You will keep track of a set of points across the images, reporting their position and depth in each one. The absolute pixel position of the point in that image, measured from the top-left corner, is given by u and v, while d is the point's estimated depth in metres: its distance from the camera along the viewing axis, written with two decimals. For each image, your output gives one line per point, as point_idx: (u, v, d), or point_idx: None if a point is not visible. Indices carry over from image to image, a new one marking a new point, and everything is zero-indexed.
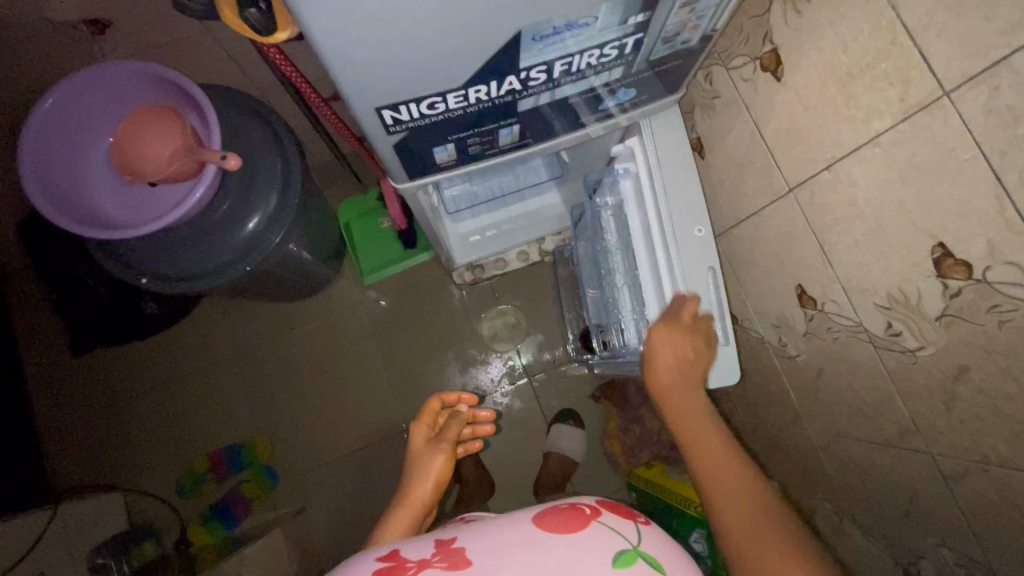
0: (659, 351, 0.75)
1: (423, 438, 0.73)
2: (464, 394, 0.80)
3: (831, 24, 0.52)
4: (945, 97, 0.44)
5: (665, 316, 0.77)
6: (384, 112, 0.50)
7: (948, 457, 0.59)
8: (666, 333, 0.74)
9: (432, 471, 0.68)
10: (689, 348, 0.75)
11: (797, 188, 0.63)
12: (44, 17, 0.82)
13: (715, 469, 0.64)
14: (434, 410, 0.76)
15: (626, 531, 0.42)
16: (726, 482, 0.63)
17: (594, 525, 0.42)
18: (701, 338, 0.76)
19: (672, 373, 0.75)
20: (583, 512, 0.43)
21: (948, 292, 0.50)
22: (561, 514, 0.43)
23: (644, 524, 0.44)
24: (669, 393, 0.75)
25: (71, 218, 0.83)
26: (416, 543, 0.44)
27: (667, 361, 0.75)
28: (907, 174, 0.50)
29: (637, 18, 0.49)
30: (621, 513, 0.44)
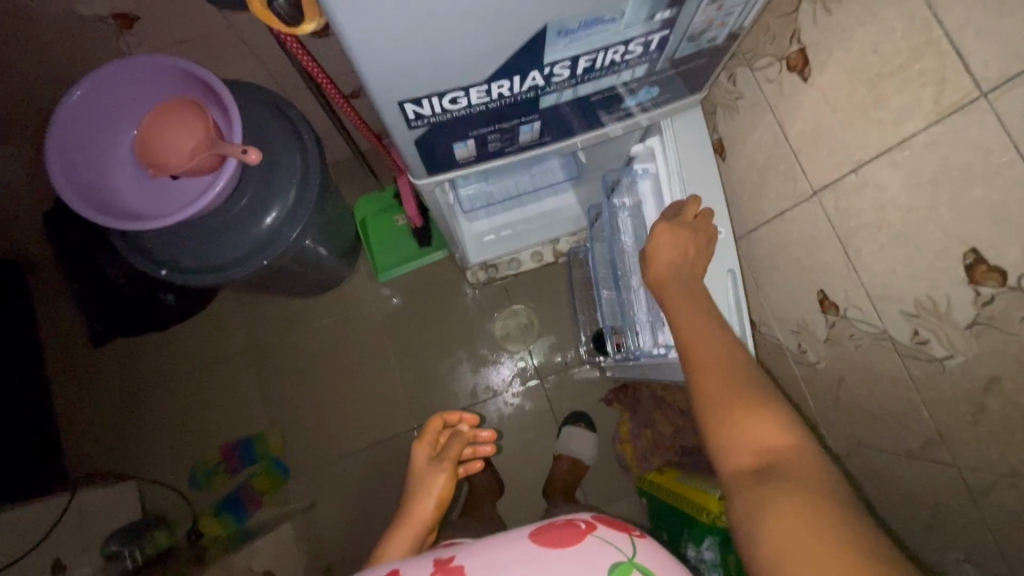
0: (659, 247, 0.72)
1: (425, 457, 0.73)
2: (466, 414, 0.79)
3: (862, 23, 0.51)
4: (981, 98, 0.43)
5: (665, 216, 0.74)
6: (406, 106, 0.50)
7: (975, 471, 0.57)
8: (668, 232, 0.71)
9: (433, 491, 0.68)
10: (690, 245, 0.73)
11: (821, 191, 0.62)
12: (74, 11, 0.83)
13: (699, 338, 0.63)
14: (436, 429, 0.76)
15: (620, 542, 0.41)
16: (705, 345, 0.62)
17: (588, 539, 0.41)
18: (702, 237, 0.74)
19: (672, 266, 0.72)
20: (577, 527, 0.43)
21: (980, 299, 0.48)
22: (555, 531, 0.42)
23: (639, 536, 0.43)
24: (664, 284, 0.71)
25: (94, 207, 0.84)
26: (416, 562, 0.44)
27: (666, 256, 0.71)
28: (939, 178, 0.48)
29: (664, 14, 0.48)
30: (617, 527, 0.43)
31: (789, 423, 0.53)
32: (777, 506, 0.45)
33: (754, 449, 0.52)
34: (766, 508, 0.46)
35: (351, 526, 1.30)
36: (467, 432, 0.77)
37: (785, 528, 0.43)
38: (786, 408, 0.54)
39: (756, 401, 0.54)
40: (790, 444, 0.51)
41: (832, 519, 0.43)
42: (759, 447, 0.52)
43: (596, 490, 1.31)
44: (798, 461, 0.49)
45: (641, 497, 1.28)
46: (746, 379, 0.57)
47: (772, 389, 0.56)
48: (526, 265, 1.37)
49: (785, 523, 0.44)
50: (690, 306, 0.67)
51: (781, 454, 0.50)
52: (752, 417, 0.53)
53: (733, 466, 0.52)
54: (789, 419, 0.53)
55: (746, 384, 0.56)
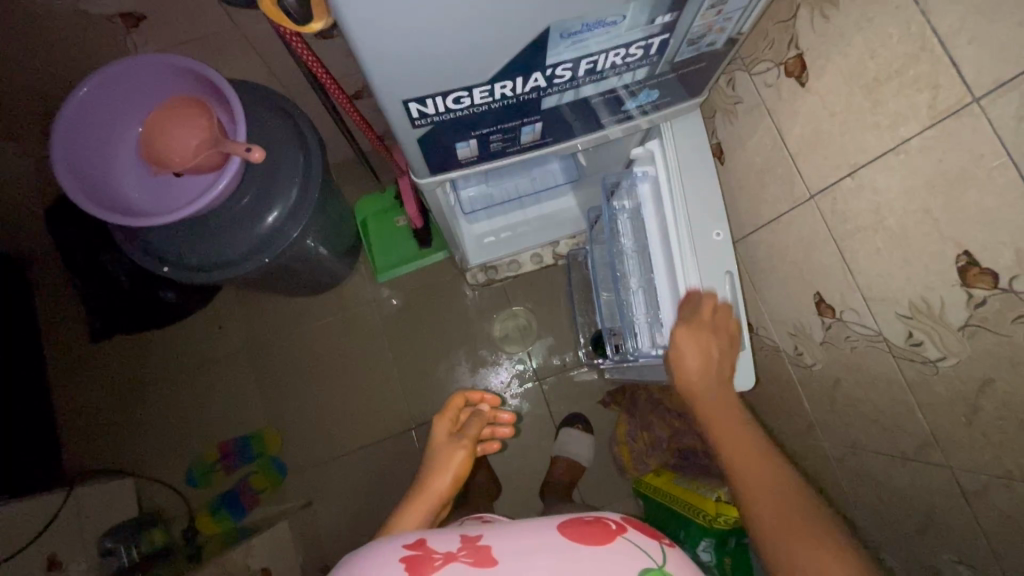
0: (685, 355, 0.74)
1: (444, 432, 0.74)
2: (487, 394, 0.81)
3: (859, 29, 0.52)
4: (975, 103, 0.44)
5: (682, 316, 0.76)
6: (411, 105, 0.50)
7: (969, 472, 0.58)
8: (689, 335, 0.74)
9: (451, 465, 0.68)
10: (714, 347, 0.74)
11: (818, 194, 0.63)
12: (81, 10, 0.84)
13: (749, 469, 0.64)
14: (457, 406, 0.77)
15: (651, 550, 0.41)
16: (757, 478, 0.63)
17: (618, 541, 0.42)
18: (725, 335, 0.76)
19: (701, 376, 0.74)
20: (608, 527, 0.43)
21: (973, 302, 0.49)
22: (585, 527, 0.43)
23: (669, 546, 0.43)
24: (698, 395, 0.74)
25: (97, 203, 0.85)
26: (442, 535, 0.44)
27: (695, 366, 0.74)
28: (933, 181, 0.49)
29: (664, 18, 0.49)
30: (645, 532, 0.44)
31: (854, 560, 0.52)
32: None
33: None
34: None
35: (349, 525, 1.31)
36: (487, 411, 0.78)
37: None
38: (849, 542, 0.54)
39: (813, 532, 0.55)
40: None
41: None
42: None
43: (593, 492, 1.31)
44: None
45: (638, 499, 1.29)
46: (804, 513, 0.57)
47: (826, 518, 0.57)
48: (526, 267, 1.37)
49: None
50: (730, 429, 0.70)
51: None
52: (812, 554, 0.53)
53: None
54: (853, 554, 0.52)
55: (804, 519, 0.57)
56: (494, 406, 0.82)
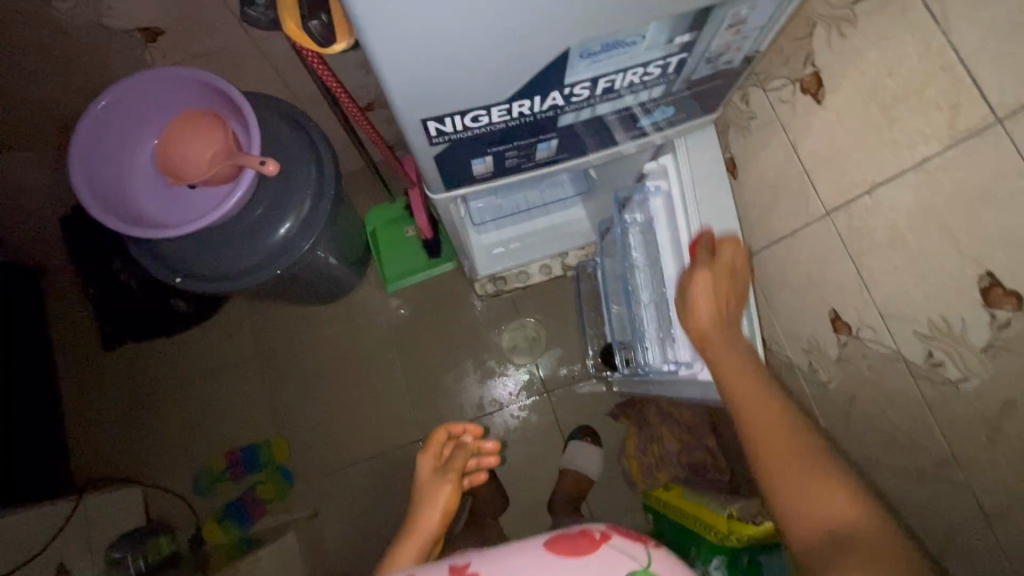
0: (698, 291, 0.73)
1: (429, 467, 0.73)
2: (469, 426, 0.79)
3: (876, 48, 0.52)
4: (997, 124, 0.44)
5: (699, 257, 0.76)
6: (429, 123, 0.51)
7: (989, 495, 0.56)
8: (708, 275, 0.73)
9: (439, 499, 0.67)
10: (726, 290, 0.75)
11: (833, 211, 0.63)
12: (102, 24, 0.85)
13: (756, 408, 0.62)
14: (441, 440, 0.77)
15: (635, 552, 0.42)
16: (760, 410, 0.62)
17: (603, 550, 0.42)
18: (735, 278, 0.76)
19: (710, 311, 0.73)
20: (592, 537, 0.43)
21: (996, 322, 0.49)
22: (569, 540, 0.43)
23: (655, 547, 0.43)
24: (705, 333, 0.73)
25: (113, 214, 0.86)
26: (429, 570, 0.44)
27: (705, 302, 0.73)
28: (954, 199, 0.49)
29: (683, 37, 0.49)
30: (630, 537, 0.44)
31: (860, 495, 0.51)
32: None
33: (826, 520, 0.50)
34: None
35: (356, 536, 1.30)
36: (470, 444, 0.76)
37: None
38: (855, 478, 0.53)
39: (818, 466, 0.54)
40: (861, 515, 0.50)
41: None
42: (825, 517, 0.51)
43: (601, 505, 1.30)
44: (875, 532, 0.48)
45: (647, 514, 1.27)
46: (806, 446, 0.57)
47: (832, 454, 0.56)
48: (535, 278, 1.36)
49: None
50: (737, 365, 0.68)
51: (851, 524, 0.49)
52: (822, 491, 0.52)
53: (801, 539, 0.51)
54: (861, 491, 0.52)
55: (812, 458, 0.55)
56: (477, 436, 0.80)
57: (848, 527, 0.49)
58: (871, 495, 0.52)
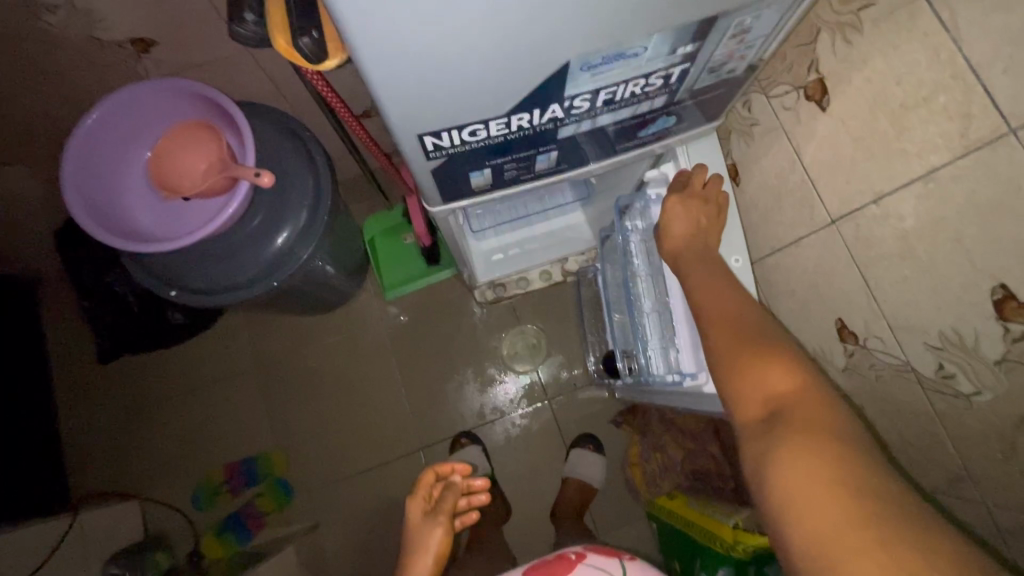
0: (673, 218, 0.73)
1: (419, 513, 0.71)
2: (458, 465, 0.74)
3: (884, 55, 0.51)
4: (1011, 134, 0.43)
5: (674, 189, 0.75)
6: (426, 138, 0.49)
7: (1005, 510, 0.55)
8: (679, 202, 0.73)
9: (430, 547, 0.68)
10: (703, 216, 0.73)
11: (840, 220, 0.61)
12: (92, 36, 0.84)
13: (714, 299, 0.65)
14: (429, 483, 0.73)
15: (610, 566, 0.58)
16: (718, 301, 0.65)
17: (583, 567, 0.58)
18: (714, 207, 0.74)
19: (687, 237, 0.73)
20: (571, 558, 0.59)
21: (1010, 336, 0.47)
22: (556, 562, 0.59)
23: (629, 560, 0.59)
24: (680, 256, 0.72)
25: (106, 228, 0.85)
26: None
27: (681, 229, 0.73)
28: (966, 211, 0.48)
29: (686, 48, 0.48)
30: (605, 554, 0.60)
31: (803, 371, 0.55)
32: (788, 447, 0.47)
33: (768, 397, 0.54)
34: (778, 452, 0.47)
35: (355, 547, 1.29)
36: (460, 485, 0.73)
37: (792, 475, 0.45)
38: (800, 358, 0.56)
39: (769, 352, 0.57)
40: (803, 387, 0.53)
41: (837, 457, 0.45)
42: (769, 393, 0.54)
43: (603, 512, 1.29)
44: (812, 405, 0.51)
45: (651, 522, 1.26)
46: (760, 336, 0.59)
47: (789, 344, 0.58)
48: (535, 284, 1.36)
49: (798, 461, 0.46)
50: (709, 275, 0.68)
51: (792, 396, 0.52)
52: (768, 373, 0.55)
53: (745, 415, 0.54)
54: (805, 369, 0.55)
55: (767, 349, 0.58)
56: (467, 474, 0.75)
57: (788, 399, 0.52)
58: (817, 374, 0.55)
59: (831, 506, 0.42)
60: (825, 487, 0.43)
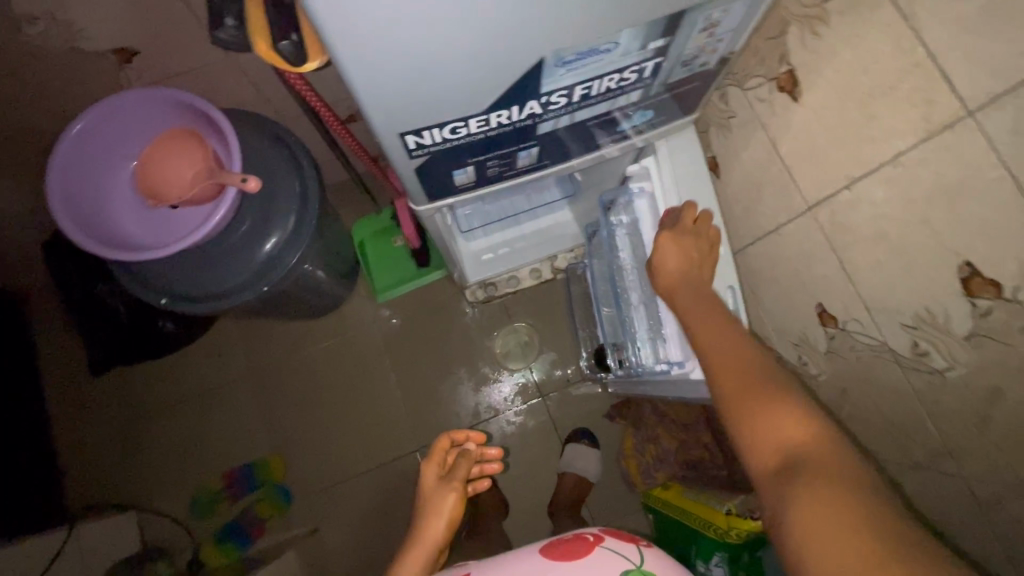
0: (664, 254, 0.73)
1: (434, 477, 0.71)
2: (472, 432, 0.78)
3: (849, 46, 0.53)
4: (969, 117, 0.45)
5: (666, 226, 0.76)
6: (407, 137, 0.50)
7: (981, 482, 0.57)
8: (671, 237, 0.73)
9: (444, 510, 0.66)
10: (694, 249, 0.74)
11: (816, 207, 0.63)
12: (75, 47, 0.84)
13: (714, 340, 0.62)
14: (445, 447, 0.74)
15: (628, 552, 0.48)
16: (719, 344, 0.61)
17: (599, 550, 0.48)
18: (705, 241, 0.75)
19: (680, 271, 0.72)
20: (586, 540, 0.50)
21: (978, 311, 0.49)
22: (568, 545, 0.49)
23: (646, 547, 0.50)
24: (674, 291, 0.71)
25: (94, 238, 0.85)
26: None
27: (673, 264, 0.72)
28: (932, 193, 0.50)
29: (657, 43, 0.49)
30: (623, 539, 0.50)
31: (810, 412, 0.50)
32: (809, 503, 0.43)
33: (779, 444, 0.49)
34: (796, 507, 0.43)
35: (354, 550, 1.29)
36: (474, 450, 0.75)
37: (815, 532, 0.41)
38: (807, 399, 0.52)
39: (776, 393, 0.52)
40: (814, 432, 0.48)
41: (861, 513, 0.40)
42: (782, 442, 0.49)
43: (599, 505, 1.30)
44: (827, 453, 0.46)
45: (648, 513, 1.27)
46: (767, 376, 0.55)
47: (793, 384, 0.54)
48: (525, 282, 1.37)
49: (823, 520, 0.41)
50: (709, 317, 0.65)
51: (805, 444, 0.48)
52: (777, 417, 0.51)
53: (758, 464, 0.50)
54: (814, 411, 0.51)
55: (773, 390, 0.53)
56: (480, 442, 0.79)
57: (800, 446, 0.48)
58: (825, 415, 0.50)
59: (860, 571, 0.38)
60: (853, 546, 0.39)
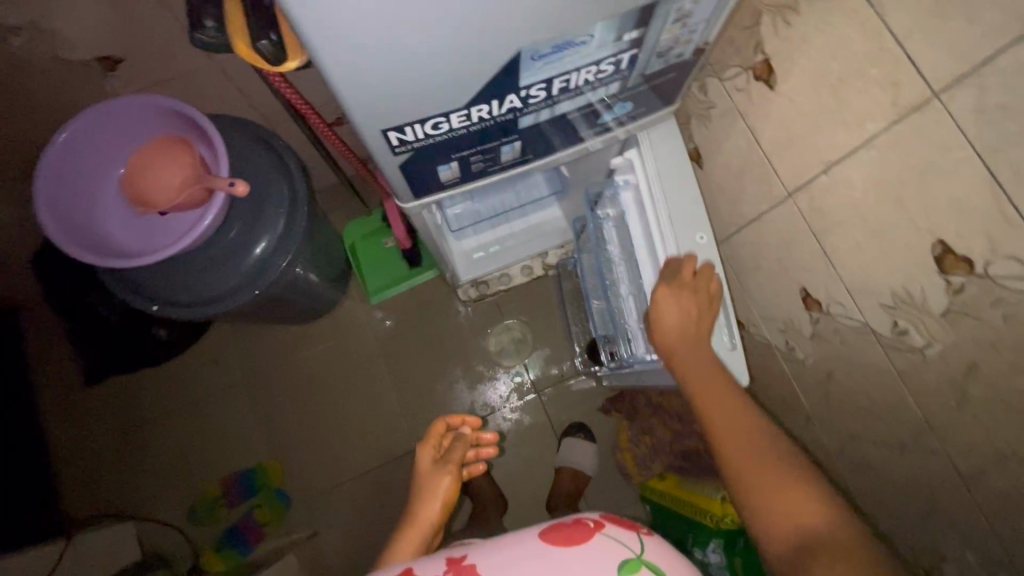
0: (665, 313, 0.73)
1: (429, 461, 0.71)
2: (469, 417, 0.78)
3: (820, 33, 0.54)
4: (935, 98, 0.46)
5: (665, 279, 0.76)
6: (390, 134, 0.51)
7: (963, 456, 0.58)
8: (670, 295, 0.74)
9: (438, 493, 0.66)
10: (693, 306, 0.74)
11: (796, 192, 0.64)
12: (58, 56, 0.84)
13: (722, 416, 0.65)
14: (440, 432, 0.75)
15: (629, 540, 0.43)
16: (728, 420, 0.64)
17: (598, 538, 0.43)
18: (705, 295, 0.76)
19: (680, 332, 0.73)
20: (586, 526, 0.44)
21: (952, 288, 0.50)
22: (566, 529, 0.44)
23: (647, 534, 0.45)
24: (672, 351, 0.73)
25: (82, 246, 0.85)
26: (428, 560, 0.45)
27: (672, 322, 0.73)
28: (904, 175, 0.51)
29: (631, 34, 0.50)
30: (624, 525, 0.45)
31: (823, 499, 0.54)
32: None
33: (797, 530, 0.53)
34: None
35: (353, 553, 1.29)
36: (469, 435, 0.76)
37: None
38: (817, 483, 0.56)
39: (791, 480, 0.56)
40: (828, 520, 0.52)
41: None
42: (798, 526, 0.53)
43: (597, 498, 1.31)
44: (844, 540, 0.50)
45: (645, 505, 1.28)
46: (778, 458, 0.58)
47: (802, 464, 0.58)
48: (517, 279, 1.38)
49: None
50: (713, 388, 0.68)
51: (820, 532, 0.51)
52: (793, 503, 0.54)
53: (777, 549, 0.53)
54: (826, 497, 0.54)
55: (785, 475, 0.57)
56: (477, 427, 0.79)
57: (816, 534, 0.51)
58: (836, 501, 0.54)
59: None
60: None
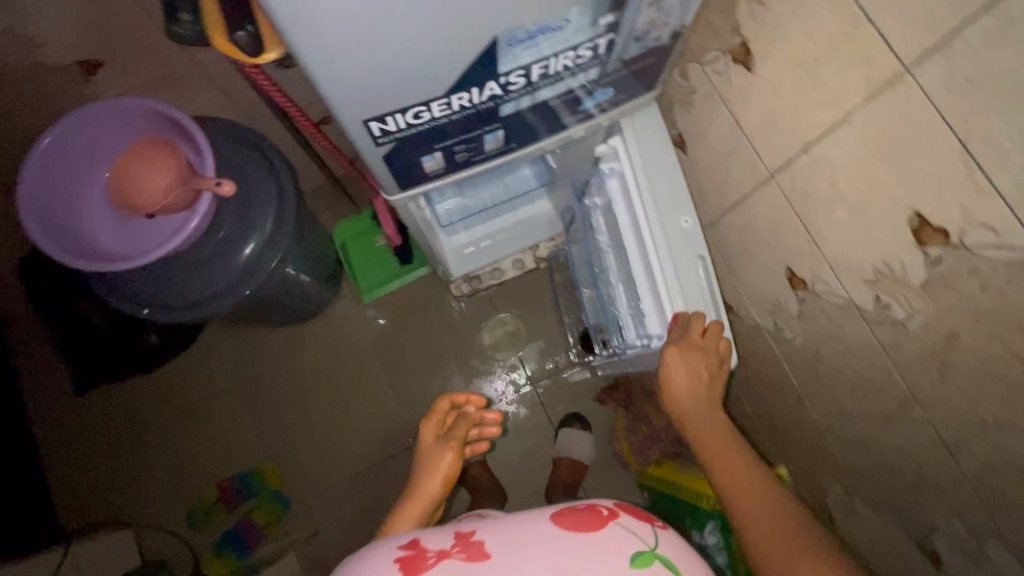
0: (674, 375, 0.76)
1: (433, 436, 0.72)
2: (473, 395, 0.77)
3: (794, 14, 0.55)
4: (906, 72, 0.47)
5: (673, 336, 0.78)
6: (372, 124, 0.52)
7: (947, 425, 0.59)
8: (680, 354, 0.76)
9: (439, 468, 0.67)
10: (703, 367, 0.77)
11: (778, 173, 0.65)
12: (37, 61, 0.84)
13: (736, 477, 0.63)
14: (444, 410, 0.75)
15: (643, 532, 0.41)
16: (742, 483, 0.62)
17: (611, 526, 0.41)
18: (714, 355, 0.78)
19: (692, 396, 0.76)
20: (600, 514, 0.43)
21: (930, 259, 0.51)
22: (579, 516, 0.42)
23: (661, 527, 0.43)
24: (687, 416, 0.76)
25: (68, 251, 0.84)
26: (436, 533, 0.44)
27: (683, 386, 0.76)
28: (880, 149, 0.52)
29: (607, 18, 0.51)
30: (639, 517, 0.43)
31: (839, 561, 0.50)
32: None
33: None
34: None
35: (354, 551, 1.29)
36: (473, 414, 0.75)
37: None
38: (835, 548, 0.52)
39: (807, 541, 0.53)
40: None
41: None
42: None
43: (595, 487, 1.32)
44: None
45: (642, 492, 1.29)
46: (795, 519, 0.56)
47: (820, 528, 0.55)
48: (509, 273, 1.38)
49: None
50: (728, 456, 0.67)
51: None
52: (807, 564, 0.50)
53: None
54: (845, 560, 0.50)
55: (799, 535, 0.54)
56: (481, 405, 0.77)
57: None
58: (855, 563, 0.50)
59: None
60: None
